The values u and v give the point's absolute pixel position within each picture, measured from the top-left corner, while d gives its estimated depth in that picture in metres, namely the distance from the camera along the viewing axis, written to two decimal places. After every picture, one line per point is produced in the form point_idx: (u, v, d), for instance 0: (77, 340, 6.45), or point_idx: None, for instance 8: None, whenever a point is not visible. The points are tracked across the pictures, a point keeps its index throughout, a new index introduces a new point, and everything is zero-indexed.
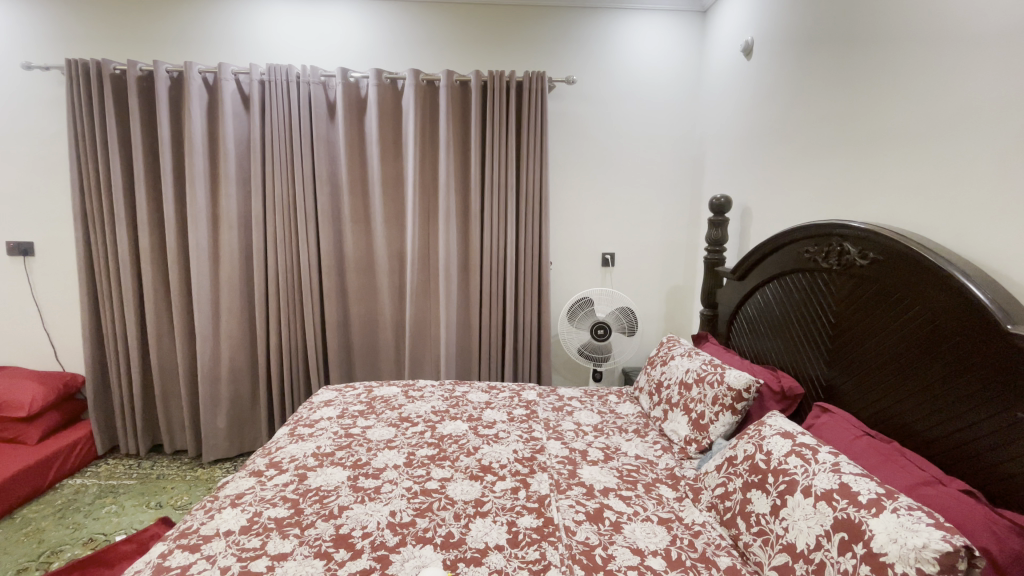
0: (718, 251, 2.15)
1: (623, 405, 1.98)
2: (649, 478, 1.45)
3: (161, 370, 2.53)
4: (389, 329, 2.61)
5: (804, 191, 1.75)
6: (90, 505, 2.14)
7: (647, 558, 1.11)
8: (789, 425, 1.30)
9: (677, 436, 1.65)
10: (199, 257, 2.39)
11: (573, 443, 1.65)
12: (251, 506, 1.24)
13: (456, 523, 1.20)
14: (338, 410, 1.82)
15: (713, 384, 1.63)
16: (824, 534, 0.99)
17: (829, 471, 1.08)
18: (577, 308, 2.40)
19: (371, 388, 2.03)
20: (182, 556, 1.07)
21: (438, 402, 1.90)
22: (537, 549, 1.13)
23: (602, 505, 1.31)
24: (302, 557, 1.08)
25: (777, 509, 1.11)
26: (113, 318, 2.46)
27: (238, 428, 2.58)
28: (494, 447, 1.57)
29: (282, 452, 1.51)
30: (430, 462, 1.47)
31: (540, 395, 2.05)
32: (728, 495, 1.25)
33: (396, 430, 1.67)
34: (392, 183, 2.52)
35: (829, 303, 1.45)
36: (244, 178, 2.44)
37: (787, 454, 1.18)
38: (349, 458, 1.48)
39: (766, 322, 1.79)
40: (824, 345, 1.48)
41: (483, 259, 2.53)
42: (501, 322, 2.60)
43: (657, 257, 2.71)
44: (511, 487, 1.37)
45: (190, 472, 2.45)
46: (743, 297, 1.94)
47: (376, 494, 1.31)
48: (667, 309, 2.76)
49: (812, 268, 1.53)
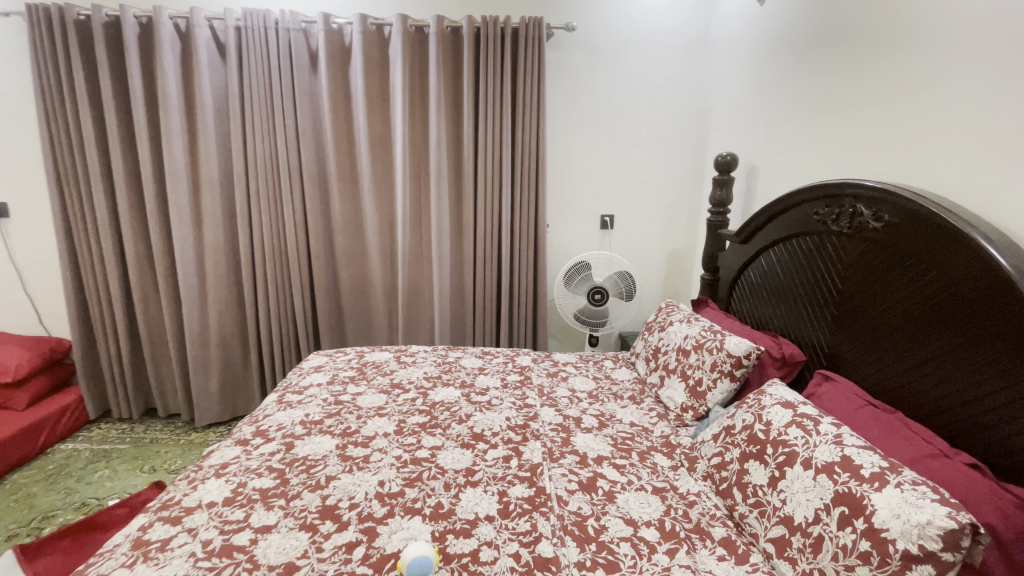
0: (722, 213, 2.06)
1: (619, 371, 1.95)
2: (644, 446, 1.42)
3: (150, 335, 2.49)
4: (381, 293, 2.54)
5: (815, 149, 1.66)
6: (84, 470, 2.14)
7: (640, 529, 1.09)
8: (790, 394, 1.25)
9: (674, 403, 1.61)
10: (180, 219, 2.30)
11: (567, 410, 1.61)
12: (235, 477, 1.21)
13: (446, 493, 1.17)
14: (328, 375, 1.78)
15: (712, 351, 1.58)
16: (824, 507, 0.96)
17: (831, 443, 1.04)
18: (574, 273, 2.33)
19: (362, 353, 1.99)
20: (162, 529, 1.04)
21: (430, 367, 1.86)
22: (528, 520, 1.10)
23: (595, 474, 1.28)
24: (286, 529, 1.05)
25: (774, 481, 1.07)
26: (97, 282, 2.39)
27: (230, 393, 2.56)
28: (487, 415, 1.54)
29: (270, 420, 1.48)
30: (420, 430, 1.44)
31: (534, 360, 2.02)
32: (724, 465, 1.21)
33: (387, 396, 1.63)
34: (380, 139, 2.39)
35: (835, 268, 1.39)
36: (225, 134, 2.31)
37: (787, 425, 1.14)
38: (338, 427, 1.44)
39: (768, 286, 1.72)
40: (829, 311, 1.42)
41: (477, 221, 2.44)
42: (495, 287, 2.54)
43: (657, 220, 2.62)
44: (502, 456, 1.34)
45: (183, 436, 2.44)
46: (745, 261, 1.87)
47: (365, 463, 1.28)
48: (667, 273, 2.70)
49: (820, 230, 1.46)
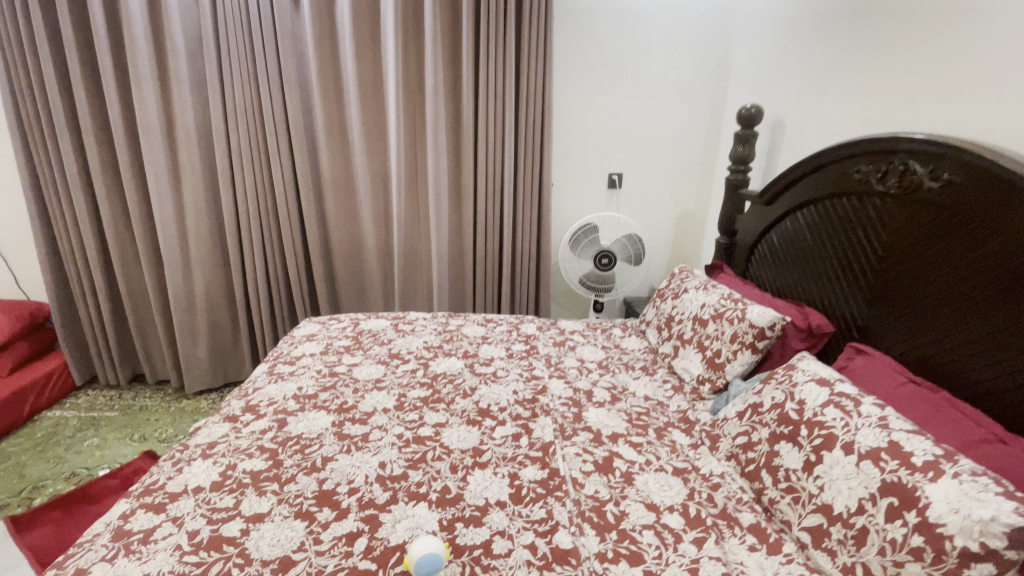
0: (742, 171, 1.92)
1: (629, 340, 1.85)
2: (661, 423, 1.33)
3: (132, 298, 2.35)
4: (375, 257, 2.40)
5: (855, 101, 1.51)
6: (71, 439, 2.01)
7: (663, 515, 1.01)
8: (824, 370, 1.16)
9: (689, 375, 1.52)
10: (157, 174, 2.12)
11: (577, 382, 1.52)
12: (224, 458, 1.11)
13: (452, 477, 1.09)
14: (322, 344, 1.67)
15: (733, 321, 1.48)
16: (869, 497, 0.88)
17: (875, 427, 0.95)
18: (580, 235, 2.19)
19: (358, 320, 1.86)
20: (145, 518, 0.93)
21: (431, 337, 1.75)
22: (543, 506, 1.02)
23: (611, 454, 1.20)
24: (280, 518, 0.95)
25: (810, 465, 0.99)
26: (71, 242, 2.22)
27: (220, 359, 2.45)
28: (493, 388, 1.44)
29: (260, 394, 1.37)
30: (423, 405, 1.34)
31: (540, 328, 1.91)
32: (750, 446, 1.13)
33: (386, 368, 1.53)
34: (371, 87, 2.19)
35: (877, 231, 1.28)
36: (200, 80, 2.10)
37: (824, 405, 1.05)
38: (334, 402, 1.34)
39: (794, 251, 1.61)
40: (865, 279, 1.32)
41: (478, 179, 2.28)
42: (497, 249, 2.40)
43: (668, 179, 2.47)
44: (511, 434, 1.24)
45: (174, 403, 2.33)
46: (767, 224, 1.74)
47: (364, 442, 1.18)
48: (676, 235, 2.57)
49: (861, 190, 1.33)
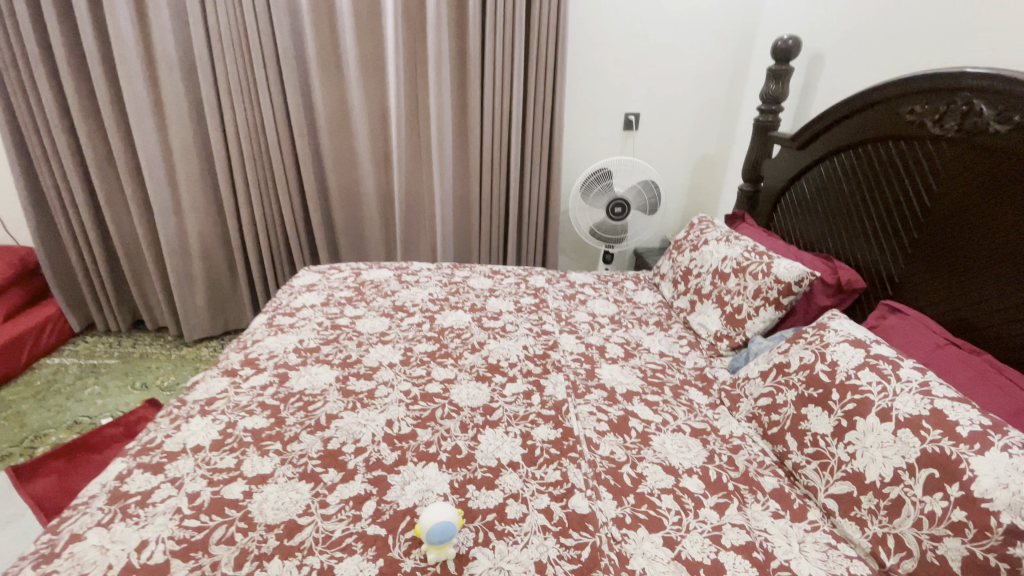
0: (773, 112, 1.76)
1: (642, 293, 1.76)
2: (677, 380, 1.28)
3: (124, 242, 2.25)
4: (374, 202, 2.29)
5: (911, 30, 1.34)
6: (72, 387, 1.98)
7: (682, 478, 0.97)
8: (858, 330, 1.09)
9: (706, 331, 1.45)
10: (138, 110, 1.96)
11: (589, 337, 1.45)
12: (224, 416, 1.06)
13: (463, 436, 1.04)
14: (322, 295, 1.59)
15: (757, 276, 1.39)
16: (906, 468, 0.83)
17: (916, 393, 0.89)
18: (592, 182, 2.06)
19: (359, 270, 1.78)
20: (143, 479, 0.89)
21: (436, 288, 1.67)
22: (557, 468, 0.98)
23: (626, 413, 1.14)
24: (284, 480, 0.90)
25: (841, 431, 0.94)
26: (55, 183, 2.10)
27: (218, 307, 2.38)
28: (502, 342, 1.37)
29: (259, 347, 1.31)
30: (429, 360, 1.29)
31: (549, 281, 1.82)
32: (774, 408, 1.07)
33: (390, 321, 1.46)
34: (368, 13, 1.98)
35: (927, 180, 1.17)
36: (179, 3, 1.89)
37: (858, 368, 0.98)
38: (337, 355, 1.29)
39: (826, 199, 1.50)
40: (906, 232, 1.22)
41: (485, 118, 2.12)
42: (503, 196, 2.28)
43: (688, 121, 2.31)
44: (523, 392, 1.19)
45: (175, 351, 2.29)
46: (798, 170, 1.62)
47: (370, 399, 1.13)
48: (694, 181, 2.43)
49: (912, 133, 1.21)
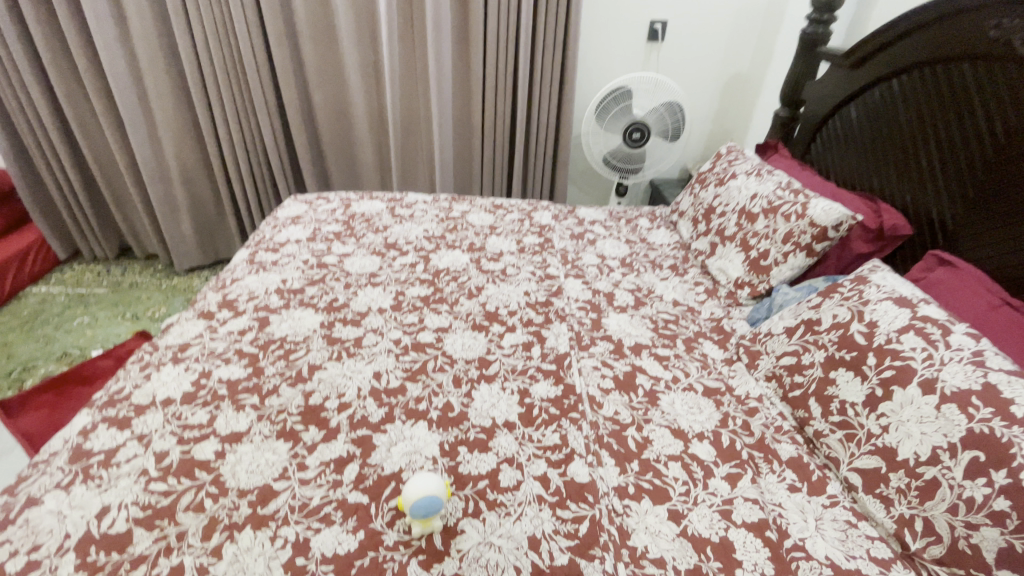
0: (824, 23, 1.52)
1: (657, 233, 1.62)
2: (691, 332, 1.17)
3: (101, 164, 2.10)
4: (365, 123, 2.08)
5: None
6: (61, 317, 1.93)
7: (691, 444, 0.89)
8: (903, 286, 0.96)
9: (726, 277, 1.33)
10: (95, 10, 1.71)
11: (597, 283, 1.33)
12: (197, 364, 0.98)
13: (456, 392, 0.96)
14: (309, 229, 1.46)
15: (789, 218, 1.24)
16: (946, 447, 0.74)
17: (967, 364, 0.78)
18: (610, 102, 1.83)
19: (348, 201, 1.63)
20: (108, 436, 0.82)
21: (431, 224, 1.53)
22: (556, 430, 0.90)
23: (633, 369, 1.05)
24: (260, 439, 0.83)
25: (873, 401, 0.84)
26: (16, 96, 1.90)
27: (207, 236, 2.27)
28: (502, 288, 1.26)
29: (238, 287, 1.21)
30: (422, 306, 1.18)
31: (556, 217, 1.67)
32: (799, 369, 0.98)
33: (381, 260, 1.34)
34: None
35: (1003, 110, 0.99)
36: None
37: (902, 331, 0.87)
38: (323, 298, 1.18)
39: (875, 131, 1.31)
40: (968, 173, 1.06)
41: (488, 25, 1.85)
42: (509, 118, 2.07)
43: (719, 33, 2.03)
44: (522, 343, 1.09)
45: (165, 281, 2.21)
46: (847, 95, 1.41)
47: (356, 348, 1.04)
48: (722, 104, 2.19)
49: (995, 53, 1.01)
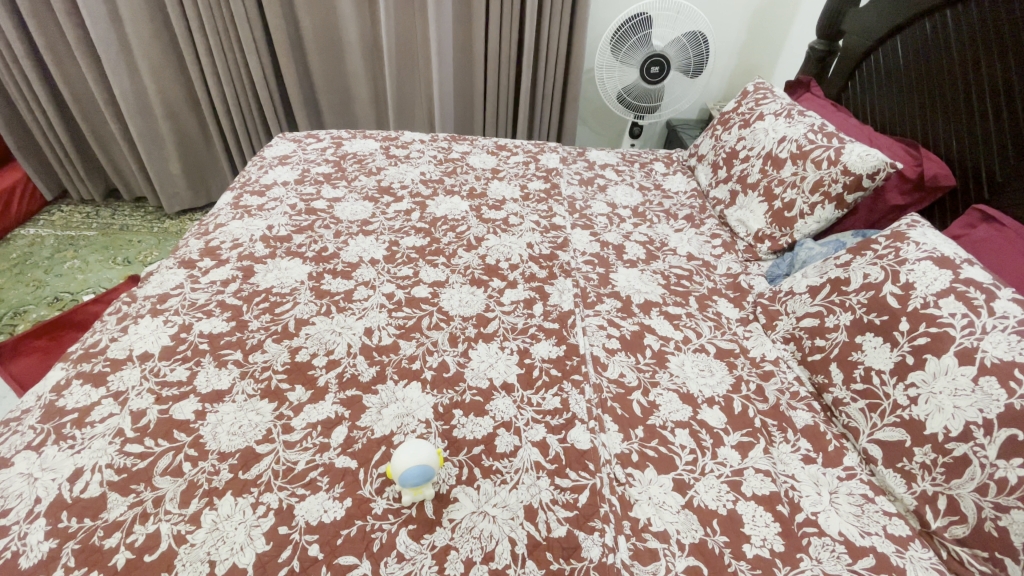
0: None
1: (673, 179, 1.50)
2: (705, 289, 1.09)
3: (78, 97, 1.95)
4: (359, 53, 1.91)
5: None
6: (51, 260, 1.87)
7: (701, 410, 0.84)
8: (944, 242, 0.86)
9: (745, 230, 1.23)
10: None
11: (606, 234, 1.24)
12: (177, 317, 0.92)
13: (451, 351, 0.90)
14: (297, 171, 1.36)
15: (820, 165, 1.12)
16: (981, 424, 0.68)
17: (1013, 333, 0.70)
18: (627, 31, 1.65)
19: (340, 140, 1.52)
20: (82, 393, 0.77)
21: (429, 167, 1.42)
22: (557, 394, 0.84)
23: (642, 328, 0.98)
24: (242, 399, 0.78)
25: (903, 370, 0.78)
26: None
27: (197, 176, 2.16)
28: (503, 239, 1.17)
29: (221, 233, 1.13)
30: (417, 258, 1.10)
31: (563, 161, 1.55)
32: (821, 332, 0.90)
33: (374, 206, 1.25)
34: None
35: None
36: None
37: (941, 294, 0.79)
38: (312, 247, 1.11)
39: (922, 67, 1.16)
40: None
41: None
42: (515, 48, 1.88)
43: None
44: (523, 300, 1.02)
45: (157, 223, 2.13)
46: (894, 24, 1.25)
47: (347, 303, 0.98)
48: (749, 37, 1.99)
49: None
